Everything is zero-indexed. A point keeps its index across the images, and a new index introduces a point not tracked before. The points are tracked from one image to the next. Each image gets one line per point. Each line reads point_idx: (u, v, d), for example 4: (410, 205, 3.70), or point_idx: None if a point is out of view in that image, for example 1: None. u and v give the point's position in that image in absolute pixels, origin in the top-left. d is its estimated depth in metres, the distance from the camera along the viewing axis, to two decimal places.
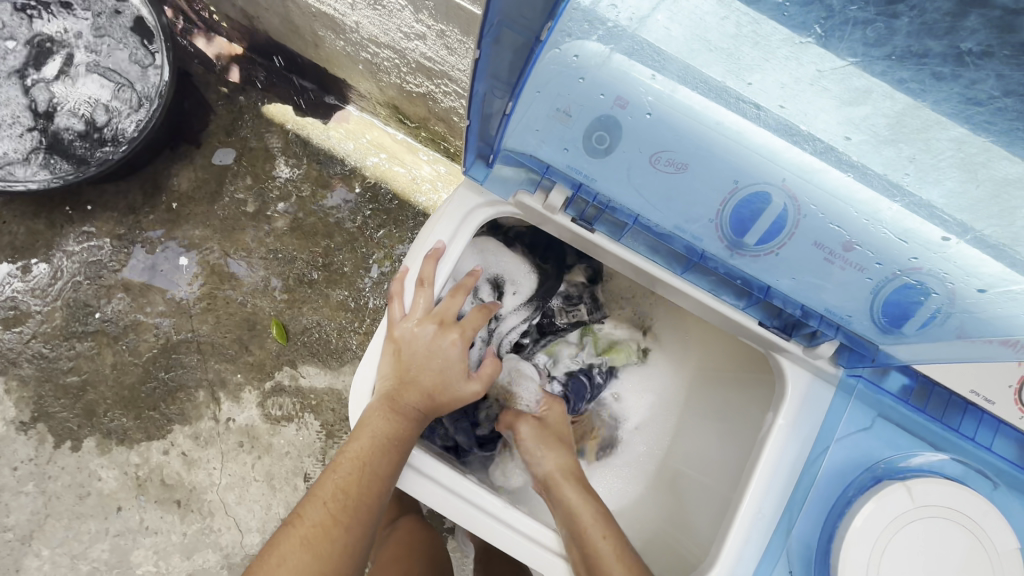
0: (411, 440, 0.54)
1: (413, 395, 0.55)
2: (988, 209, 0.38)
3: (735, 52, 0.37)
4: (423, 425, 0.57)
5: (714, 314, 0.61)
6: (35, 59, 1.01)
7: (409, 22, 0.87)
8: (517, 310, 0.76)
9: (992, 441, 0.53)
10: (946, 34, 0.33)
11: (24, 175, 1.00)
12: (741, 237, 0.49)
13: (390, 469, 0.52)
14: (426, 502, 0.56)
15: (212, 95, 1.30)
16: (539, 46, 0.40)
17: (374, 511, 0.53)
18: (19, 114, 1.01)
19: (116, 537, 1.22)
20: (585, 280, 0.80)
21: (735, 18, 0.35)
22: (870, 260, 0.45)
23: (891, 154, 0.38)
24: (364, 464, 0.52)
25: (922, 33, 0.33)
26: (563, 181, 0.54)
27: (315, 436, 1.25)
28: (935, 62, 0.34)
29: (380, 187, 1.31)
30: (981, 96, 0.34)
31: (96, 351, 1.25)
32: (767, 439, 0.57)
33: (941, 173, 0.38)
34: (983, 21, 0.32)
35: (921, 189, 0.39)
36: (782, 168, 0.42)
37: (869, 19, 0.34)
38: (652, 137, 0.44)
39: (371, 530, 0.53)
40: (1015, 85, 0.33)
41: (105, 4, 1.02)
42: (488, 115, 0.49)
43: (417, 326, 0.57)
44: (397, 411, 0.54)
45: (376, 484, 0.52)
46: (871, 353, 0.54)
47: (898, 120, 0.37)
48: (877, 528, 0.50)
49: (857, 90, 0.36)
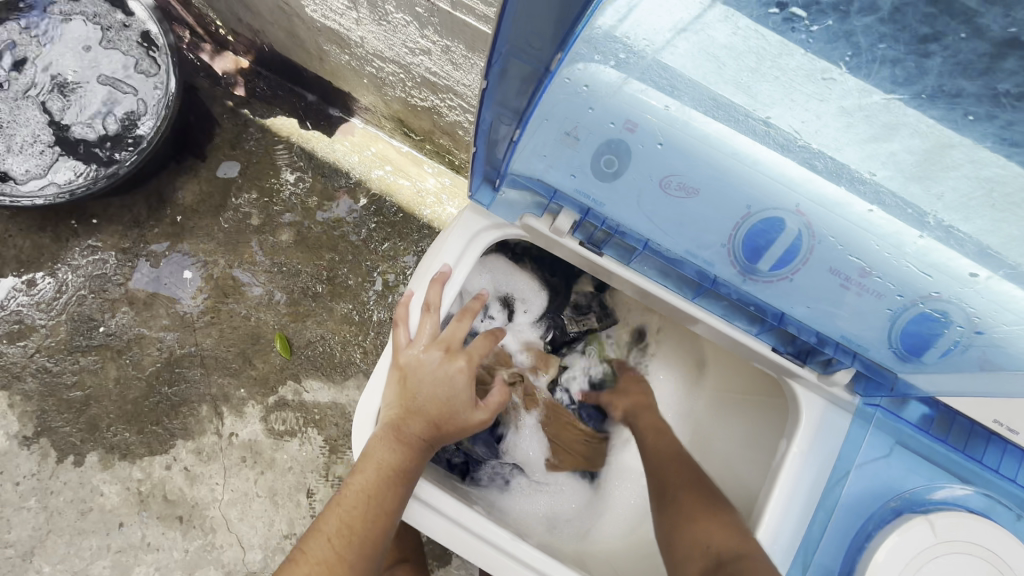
0: (416, 472, 0.53)
1: (419, 423, 0.54)
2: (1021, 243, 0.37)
3: (753, 84, 0.37)
4: (430, 453, 0.56)
5: (725, 339, 0.59)
6: (42, 75, 1.01)
7: (415, 37, 0.87)
8: (531, 327, 0.78)
9: (1017, 472, 0.51)
10: (982, 75, 0.32)
11: (35, 190, 1.00)
12: (754, 263, 0.48)
13: (395, 503, 0.51)
14: (433, 535, 0.54)
15: (217, 108, 1.30)
16: (547, 75, 0.41)
17: (381, 543, 0.52)
18: (39, 131, 1.01)
19: (118, 553, 1.21)
20: (593, 289, 0.80)
21: (757, 51, 0.35)
22: (889, 290, 0.43)
23: (918, 189, 0.38)
24: (369, 497, 0.51)
25: (954, 74, 0.32)
26: (571, 206, 0.52)
27: (319, 451, 1.24)
28: (967, 101, 0.33)
29: (385, 200, 1.31)
30: (1019, 138, 0.33)
31: (100, 365, 1.25)
32: (781, 468, 0.55)
33: (972, 212, 0.37)
34: (1021, 63, 0.30)
35: (953, 222, 0.38)
36: (797, 194, 0.41)
37: (900, 57, 0.33)
38: (663, 162, 0.44)
39: (377, 562, 0.52)
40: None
41: (113, 17, 1.03)
42: (493, 142, 0.47)
43: (423, 352, 0.55)
44: (402, 441, 0.53)
45: (384, 517, 0.51)
46: (889, 382, 0.52)
47: (926, 158, 0.36)
48: (898, 565, 0.49)
49: (882, 127, 0.36)
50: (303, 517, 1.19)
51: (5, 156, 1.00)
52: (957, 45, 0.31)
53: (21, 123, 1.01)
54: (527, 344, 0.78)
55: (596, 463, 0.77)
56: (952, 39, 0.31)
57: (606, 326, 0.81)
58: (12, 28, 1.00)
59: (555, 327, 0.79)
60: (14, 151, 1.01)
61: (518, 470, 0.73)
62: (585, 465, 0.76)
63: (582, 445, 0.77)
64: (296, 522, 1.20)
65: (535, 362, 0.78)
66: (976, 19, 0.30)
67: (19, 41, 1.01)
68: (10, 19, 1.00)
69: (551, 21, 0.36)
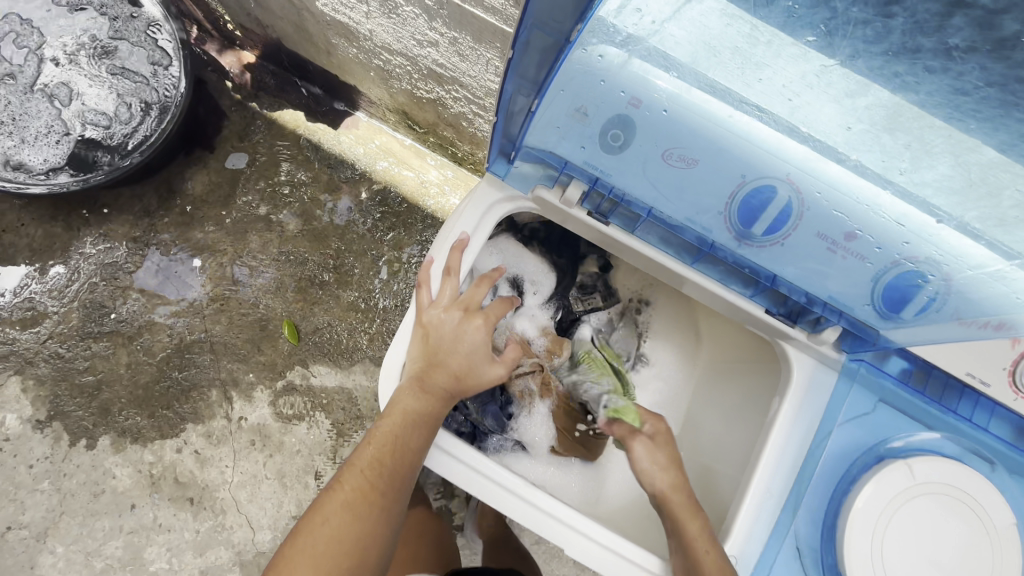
0: (439, 418, 0.57)
1: (443, 375, 0.58)
2: (976, 194, 0.41)
3: (750, 48, 0.39)
4: (452, 402, 0.60)
5: (723, 304, 0.64)
6: (49, 66, 1.04)
7: (423, 29, 0.91)
8: (541, 308, 0.80)
9: (988, 421, 0.56)
10: (935, 32, 0.34)
11: (47, 179, 1.03)
12: (748, 228, 0.52)
13: (419, 441, 0.56)
14: (454, 481, 0.59)
15: (226, 101, 1.34)
16: (568, 46, 0.42)
17: (409, 478, 0.57)
18: (51, 122, 1.04)
19: (130, 534, 1.23)
20: (597, 269, 0.84)
21: (749, 21, 0.38)
22: (870, 247, 0.48)
23: (888, 141, 0.40)
24: (395, 438, 0.55)
25: (914, 33, 0.34)
26: (581, 176, 0.57)
27: (326, 435, 1.27)
28: (926, 57, 0.35)
29: (389, 191, 1.34)
30: (967, 86, 0.35)
31: (111, 351, 1.27)
32: (774, 421, 0.59)
33: (934, 159, 0.40)
34: (967, 20, 0.32)
35: (914, 177, 0.42)
36: (787, 162, 0.45)
37: (868, 19, 0.35)
38: (666, 133, 0.48)
39: (407, 491, 0.57)
40: (997, 77, 0.34)
41: (120, 8, 1.06)
42: (511, 114, 0.51)
43: (443, 312, 0.59)
44: (426, 391, 0.57)
45: (408, 454, 0.56)
46: (873, 338, 0.56)
47: (891, 113, 0.39)
48: (880, 504, 0.53)
49: (856, 83, 0.38)
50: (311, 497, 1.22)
51: (20, 147, 1.03)
52: (915, 7, 0.33)
53: (34, 114, 1.03)
54: (544, 329, 0.79)
55: (595, 451, 0.77)
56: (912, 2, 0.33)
57: (611, 305, 0.84)
58: (11, 19, 1.02)
59: (563, 308, 0.82)
60: (28, 143, 1.03)
61: (522, 449, 0.77)
62: (587, 451, 0.76)
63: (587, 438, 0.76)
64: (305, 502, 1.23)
65: (549, 345, 0.78)
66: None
67: (19, 32, 1.02)
68: (10, 11, 1.02)
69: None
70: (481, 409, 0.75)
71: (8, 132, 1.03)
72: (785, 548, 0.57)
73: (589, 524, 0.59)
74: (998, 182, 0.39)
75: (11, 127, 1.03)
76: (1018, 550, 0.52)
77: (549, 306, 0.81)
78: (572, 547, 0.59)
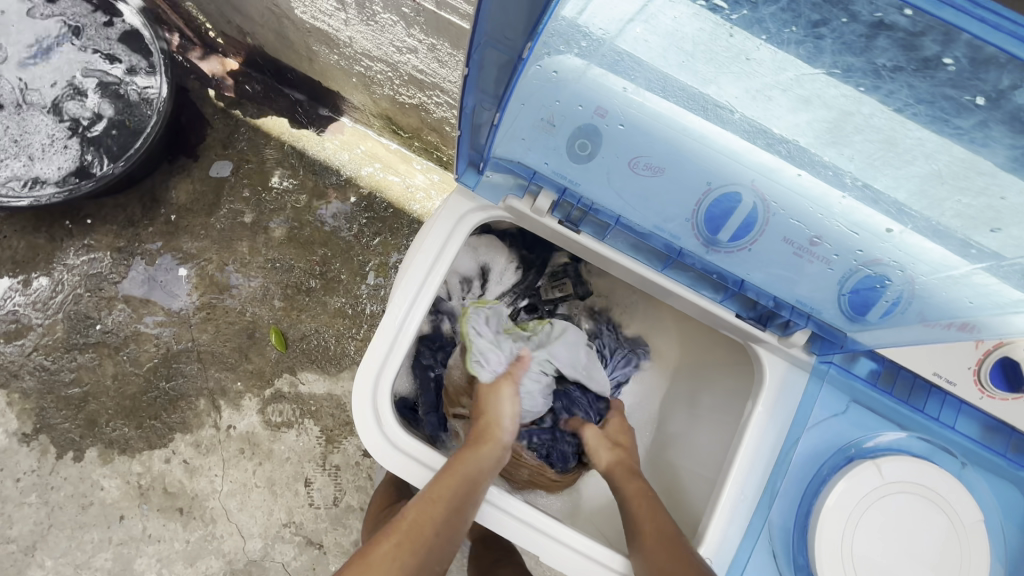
0: (477, 486, 0.59)
1: (484, 419, 0.67)
2: (918, 196, 0.42)
3: (693, 66, 0.40)
4: (497, 458, 0.64)
5: (696, 309, 0.65)
6: (23, 84, 1.03)
7: (401, 36, 0.91)
8: (501, 297, 0.84)
9: (955, 420, 0.58)
10: (863, 52, 0.35)
11: (36, 191, 1.01)
12: (715, 235, 0.53)
13: (453, 491, 0.58)
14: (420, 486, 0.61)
15: (209, 108, 1.33)
16: (521, 63, 0.42)
17: (441, 537, 0.57)
18: (54, 132, 1.04)
19: (119, 546, 1.22)
20: (568, 259, 0.85)
21: (687, 40, 0.39)
22: (831, 252, 0.49)
23: (833, 153, 0.42)
24: (435, 502, 0.57)
25: (842, 52, 0.35)
26: (549, 185, 0.57)
27: (315, 442, 1.26)
28: (857, 75, 0.36)
29: (375, 196, 1.34)
30: (899, 103, 0.37)
31: (97, 362, 1.26)
32: (747, 425, 0.61)
33: (877, 172, 0.42)
34: (892, 41, 0.33)
35: (862, 182, 0.43)
36: (749, 169, 0.46)
37: (799, 40, 0.36)
38: (627, 142, 0.48)
39: (447, 553, 0.58)
40: (925, 95, 0.36)
41: (90, 17, 1.04)
42: (477, 126, 0.52)
43: (491, 382, 0.70)
44: (478, 450, 0.63)
45: (436, 506, 0.57)
46: (840, 340, 0.58)
47: (833, 125, 0.40)
48: (849, 504, 0.55)
49: (799, 100, 0.39)
50: (302, 506, 1.22)
51: (31, 165, 1.03)
52: (841, 28, 0.34)
53: (33, 131, 1.03)
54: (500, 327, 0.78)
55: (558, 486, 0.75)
56: (837, 23, 0.34)
57: (582, 294, 0.86)
58: None
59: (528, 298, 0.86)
60: (38, 157, 1.03)
61: None
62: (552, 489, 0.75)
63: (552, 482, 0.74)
64: (295, 510, 1.22)
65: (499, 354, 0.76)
66: (852, 6, 0.32)
67: None
68: None
69: (520, 16, 0.38)
70: (426, 410, 0.74)
71: (15, 154, 1.02)
72: (757, 550, 0.58)
73: (565, 532, 0.61)
74: (938, 195, 0.41)
75: (15, 147, 1.03)
76: (984, 545, 0.54)
77: (510, 293, 0.85)
78: (548, 555, 0.61)
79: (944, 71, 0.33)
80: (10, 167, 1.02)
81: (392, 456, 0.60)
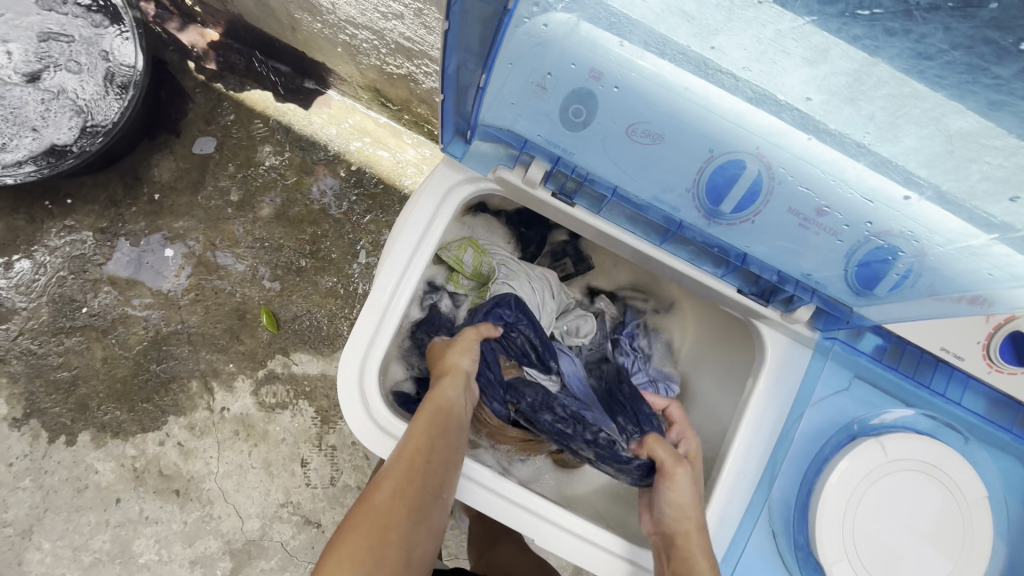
0: (456, 412, 0.59)
1: (436, 363, 0.64)
2: (942, 164, 0.40)
3: (699, 13, 0.37)
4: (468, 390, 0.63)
5: (695, 283, 0.63)
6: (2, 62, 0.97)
7: (386, 1, 0.86)
8: None
9: (961, 396, 0.57)
10: None
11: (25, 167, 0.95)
12: (717, 206, 0.50)
13: (431, 424, 0.57)
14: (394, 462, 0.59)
15: (190, 82, 1.27)
16: (506, 15, 0.40)
17: (435, 472, 0.54)
18: (41, 97, 0.98)
19: (117, 528, 1.21)
20: (566, 238, 0.82)
21: None
22: (839, 223, 0.46)
23: (850, 112, 0.40)
24: (429, 431, 0.56)
25: None
26: (541, 155, 0.54)
27: (311, 422, 1.25)
28: (885, 18, 0.35)
29: (364, 172, 1.29)
30: (930, 51, 0.36)
31: (85, 345, 1.23)
32: (748, 404, 0.60)
33: (898, 132, 0.39)
34: None
35: (881, 148, 0.41)
36: (754, 135, 0.43)
37: None
38: (624, 108, 0.45)
39: (448, 479, 0.56)
40: (961, 38, 0.35)
41: None
42: (462, 89, 0.49)
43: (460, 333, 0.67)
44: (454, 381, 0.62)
45: (421, 439, 0.55)
46: (846, 315, 0.56)
47: (854, 81, 0.38)
48: (852, 482, 0.54)
49: (813, 51, 0.37)
50: (299, 486, 1.21)
51: (40, 136, 0.98)
52: None
53: (19, 104, 0.97)
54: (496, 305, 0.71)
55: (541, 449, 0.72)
56: None
57: (582, 271, 0.84)
58: None
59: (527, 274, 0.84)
60: (42, 129, 0.98)
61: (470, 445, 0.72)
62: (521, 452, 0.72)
63: (514, 438, 0.70)
64: (292, 491, 1.21)
65: None
66: None
67: None
68: None
69: None
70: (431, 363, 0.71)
71: (20, 130, 0.97)
72: (758, 527, 0.58)
73: (561, 514, 0.60)
74: (965, 156, 0.39)
75: (14, 124, 0.97)
76: (988, 521, 0.54)
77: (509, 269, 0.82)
78: (541, 539, 0.59)
79: (989, 5, 0.33)
80: (22, 146, 0.97)
81: (378, 438, 0.58)
